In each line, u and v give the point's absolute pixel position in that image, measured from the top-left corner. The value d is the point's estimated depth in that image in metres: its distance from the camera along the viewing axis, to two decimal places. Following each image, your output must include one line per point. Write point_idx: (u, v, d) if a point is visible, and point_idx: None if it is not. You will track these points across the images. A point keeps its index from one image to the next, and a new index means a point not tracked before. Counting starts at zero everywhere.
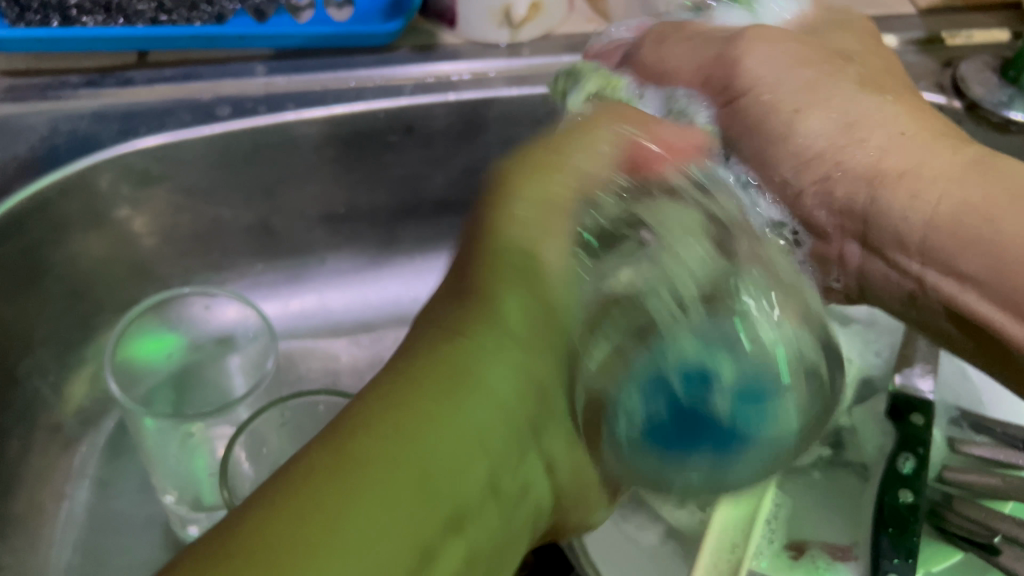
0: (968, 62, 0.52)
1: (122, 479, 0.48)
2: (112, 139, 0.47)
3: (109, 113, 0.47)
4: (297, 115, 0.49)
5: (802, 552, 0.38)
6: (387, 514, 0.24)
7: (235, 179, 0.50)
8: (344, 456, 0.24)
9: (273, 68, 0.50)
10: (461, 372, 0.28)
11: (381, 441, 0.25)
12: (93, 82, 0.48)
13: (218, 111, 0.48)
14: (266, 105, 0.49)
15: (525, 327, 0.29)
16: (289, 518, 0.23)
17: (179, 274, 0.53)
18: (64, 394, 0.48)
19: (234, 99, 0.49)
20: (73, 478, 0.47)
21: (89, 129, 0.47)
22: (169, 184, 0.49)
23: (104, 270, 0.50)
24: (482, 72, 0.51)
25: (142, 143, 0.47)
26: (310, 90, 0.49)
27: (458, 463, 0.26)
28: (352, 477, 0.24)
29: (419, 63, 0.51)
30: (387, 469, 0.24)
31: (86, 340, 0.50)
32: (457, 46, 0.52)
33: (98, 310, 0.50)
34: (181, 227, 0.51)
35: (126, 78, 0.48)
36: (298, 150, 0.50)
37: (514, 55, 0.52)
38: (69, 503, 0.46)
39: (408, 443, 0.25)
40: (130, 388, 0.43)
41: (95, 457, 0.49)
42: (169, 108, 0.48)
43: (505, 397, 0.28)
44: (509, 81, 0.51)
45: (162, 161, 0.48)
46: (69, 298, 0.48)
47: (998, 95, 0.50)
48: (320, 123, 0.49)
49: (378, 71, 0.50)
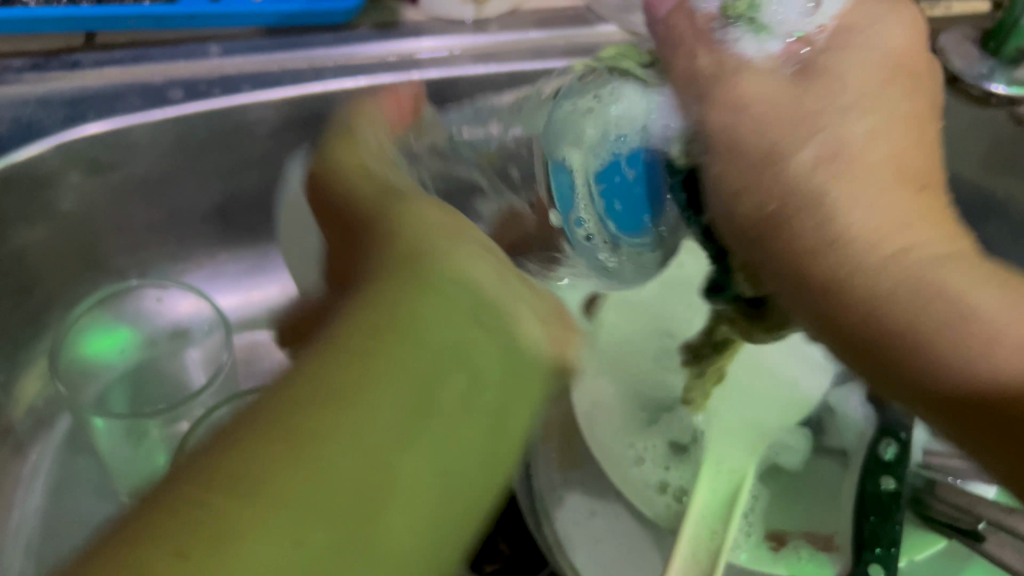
0: (948, 34, 0.50)
1: (75, 481, 0.46)
2: (58, 125, 0.44)
3: (55, 99, 0.45)
4: (252, 97, 0.47)
5: (783, 543, 0.37)
6: (304, 498, 0.22)
7: (190, 165, 0.48)
8: (238, 456, 0.22)
9: (228, 49, 0.47)
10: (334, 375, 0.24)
11: (325, 392, 0.24)
12: (38, 66, 0.45)
13: (171, 94, 0.46)
14: (221, 87, 0.47)
15: (451, 311, 0.26)
16: (185, 513, 0.21)
17: (135, 266, 0.51)
18: (15, 394, 0.47)
19: (187, 82, 0.47)
20: (27, 481, 0.46)
21: (33, 115, 0.44)
22: (120, 173, 0.47)
23: (54, 263, 0.47)
24: (447, 49, 0.49)
25: (90, 129, 0.45)
26: (265, 71, 0.47)
27: (393, 419, 0.24)
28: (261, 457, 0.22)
29: (381, 41, 0.49)
30: (279, 458, 0.22)
31: (38, 337, 0.48)
32: (420, 24, 0.50)
33: (49, 305, 0.48)
34: (135, 217, 0.49)
35: (72, 61, 0.46)
36: (254, 134, 0.48)
37: (480, 32, 0.50)
38: (23, 507, 0.45)
39: (298, 430, 0.23)
40: (81, 387, 0.41)
41: (49, 456, 0.47)
42: (119, 93, 0.46)
43: (436, 371, 0.25)
44: (475, 58, 0.49)
45: (112, 149, 0.46)
46: (19, 293, 0.46)
47: (978, 67, 0.48)
48: (278, 105, 0.47)
49: (337, 50, 0.48)
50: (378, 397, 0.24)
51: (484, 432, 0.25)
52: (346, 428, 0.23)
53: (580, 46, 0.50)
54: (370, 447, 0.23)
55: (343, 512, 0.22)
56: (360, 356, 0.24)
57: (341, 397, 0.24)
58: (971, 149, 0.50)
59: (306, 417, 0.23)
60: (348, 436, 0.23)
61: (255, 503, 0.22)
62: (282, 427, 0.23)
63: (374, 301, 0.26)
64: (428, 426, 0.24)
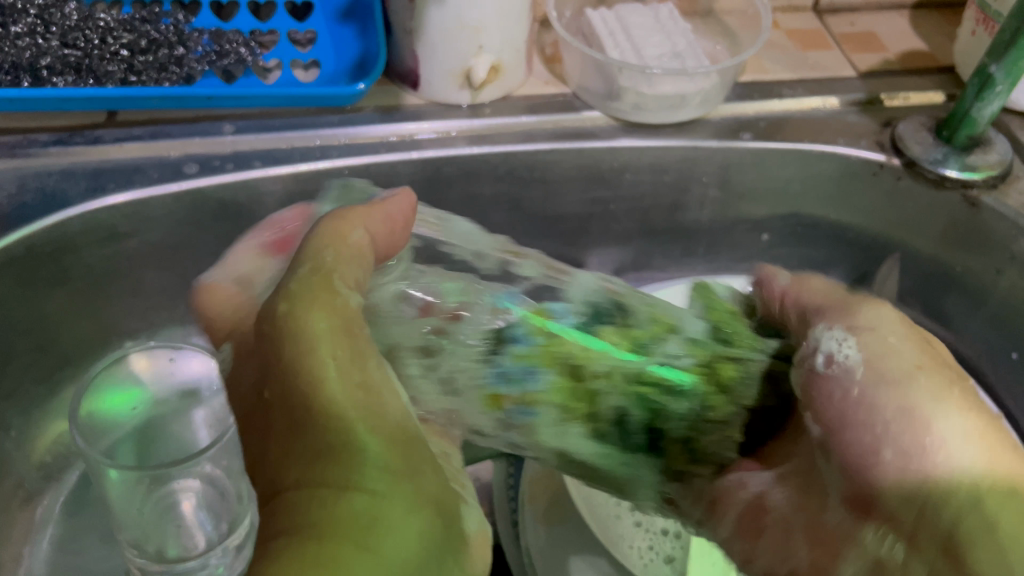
0: (906, 122, 0.55)
1: (84, 532, 0.49)
2: (81, 196, 0.48)
3: (78, 170, 0.48)
4: (263, 173, 0.50)
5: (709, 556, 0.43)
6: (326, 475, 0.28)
7: (203, 234, 0.52)
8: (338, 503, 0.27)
9: (240, 127, 0.51)
10: (375, 516, 0.27)
11: (315, 518, 0.26)
12: (62, 140, 0.48)
13: (186, 168, 0.50)
14: (233, 163, 0.50)
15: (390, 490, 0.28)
16: (295, 442, 0.28)
17: (145, 328, 0.54)
18: (28, 447, 0.50)
19: (202, 157, 0.50)
20: (35, 531, 0.49)
21: (57, 185, 0.48)
22: (136, 241, 0.50)
23: (70, 325, 0.50)
24: (445, 131, 0.53)
25: (110, 200, 0.48)
26: (276, 148, 0.51)
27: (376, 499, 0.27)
28: (328, 488, 0.27)
29: (383, 123, 0.53)
30: (322, 460, 0.28)
31: (51, 397, 0.51)
32: (420, 107, 0.54)
33: (63, 364, 0.51)
34: (149, 283, 0.52)
35: (95, 136, 0.49)
36: (265, 206, 0.51)
37: (475, 116, 0.54)
38: (30, 557, 0.48)
39: (325, 459, 0.28)
40: (93, 439, 0.43)
41: (57, 511, 0.50)
42: (137, 166, 0.49)
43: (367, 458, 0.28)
44: (469, 140, 0.53)
45: (130, 218, 0.49)
46: (35, 351, 0.49)
47: (933, 153, 0.53)
48: (285, 180, 0.51)
49: (342, 130, 0.52)
50: (323, 470, 0.28)
51: (413, 513, 0.28)
52: (377, 468, 0.28)
53: (568, 129, 0.54)
54: (361, 485, 0.27)
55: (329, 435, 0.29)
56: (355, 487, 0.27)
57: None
58: (930, 229, 0.54)
59: (302, 456, 0.28)
60: (343, 462, 0.28)
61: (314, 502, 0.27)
62: (329, 435, 0.29)
63: (337, 505, 0.27)
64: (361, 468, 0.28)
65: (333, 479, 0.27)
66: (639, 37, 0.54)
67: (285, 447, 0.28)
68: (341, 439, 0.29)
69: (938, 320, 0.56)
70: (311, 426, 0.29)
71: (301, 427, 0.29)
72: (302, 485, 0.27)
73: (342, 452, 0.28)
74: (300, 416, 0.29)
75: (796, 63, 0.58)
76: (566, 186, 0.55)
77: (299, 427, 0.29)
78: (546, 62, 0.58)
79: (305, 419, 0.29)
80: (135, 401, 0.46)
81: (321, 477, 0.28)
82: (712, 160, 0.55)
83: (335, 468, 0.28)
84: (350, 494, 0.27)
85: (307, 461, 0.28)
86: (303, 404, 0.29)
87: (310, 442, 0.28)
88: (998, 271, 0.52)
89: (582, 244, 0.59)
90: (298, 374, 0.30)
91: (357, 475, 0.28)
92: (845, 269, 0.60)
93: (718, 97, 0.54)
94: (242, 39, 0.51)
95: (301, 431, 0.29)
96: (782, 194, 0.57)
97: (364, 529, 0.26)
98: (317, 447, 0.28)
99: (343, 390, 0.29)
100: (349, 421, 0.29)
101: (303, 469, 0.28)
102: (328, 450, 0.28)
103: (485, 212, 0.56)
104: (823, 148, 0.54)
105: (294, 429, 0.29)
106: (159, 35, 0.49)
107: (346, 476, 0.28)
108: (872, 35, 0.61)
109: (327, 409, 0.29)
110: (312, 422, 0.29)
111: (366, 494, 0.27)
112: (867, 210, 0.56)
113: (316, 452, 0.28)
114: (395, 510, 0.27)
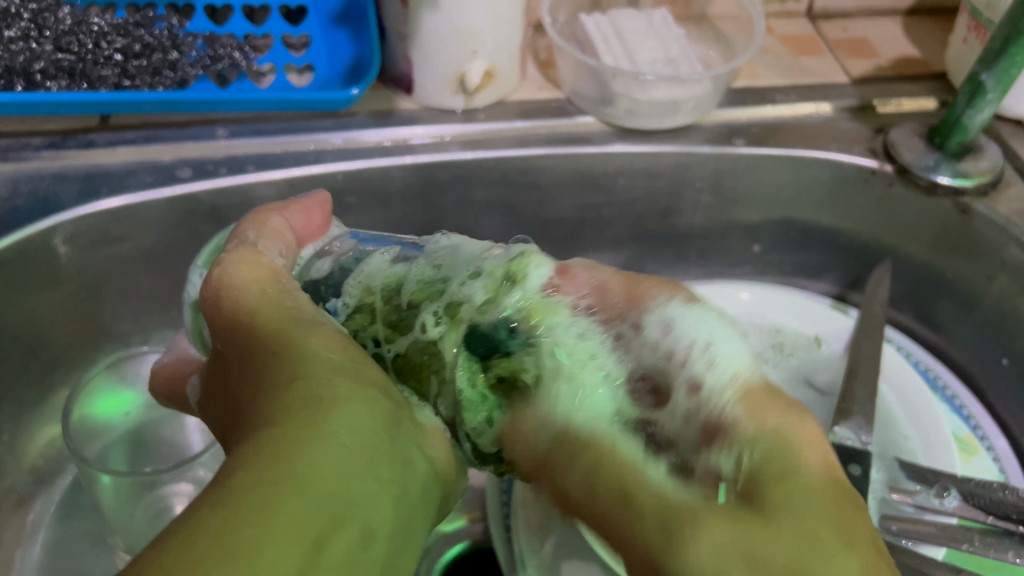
0: (898, 128, 0.55)
1: (76, 536, 0.49)
2: (74, 200, 0.48)
3: (71, 174, 0.48)
4: (256, 177, 0.50)
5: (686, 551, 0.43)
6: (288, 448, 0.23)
7: (196, 239, 0.52)
8: (303, 455, 0.23)
9: (234, 131, 0.51)
10: (327, 477, 0.23)
11: (265, 472, 0.22)
12: (55, 144, 0.49)
13: (179, 172, 0.50)
14: (227, 167, 0.50)
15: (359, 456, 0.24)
16: (276, 400, 0.26)
17: (137, 332, 0.54)
18: (19, 451, 0.50)
19: (195, 161, 0.50)
20: (26, 536, 0.49)
21: (50, 189, 0.48)
22: (129, 246, 0.50)
23: (62, 329, 0.50)
24: (438, 136, 0.53)
25: (103, 204, 0.48)
26: (269, 153, 0.51)
27: (334, 471, 0.23)
28: (291, 439, 0.23)
29: (378, 127, 0.53)
30: (295, 410, 0.25)
31: (43, 401, 0.51)
32: (414, 112, 0.54)
33: (56, 367, 0.51)
34: (141, 286, 0.52)
35: (88, 140, 0.49)
36: (258, 211, 0.51)
37: (469, 120, 0.54)
38: (22, 560, 0.48)
39: (300, 422, 0.24)
40: (85, 444, 0.43)
41: (49, 516, 0.50)
42: (130, 170, 0.49)
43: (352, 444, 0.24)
44: (463, 145, 0.53)
45: (123, 223, 0.49)
46: (28, 356, 0.49)
47: (925, 159, 0.53)
48: (279, 184, 0.51)
49: (336, 135, 0.52)
50: (289, 424, 0.24)
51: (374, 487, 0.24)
52: (334, 452, 0.23)
53: (561, 135, 0.54)
54: (333, 447, 0.24)
55: (300, 398, 0.25)
56: (317, 433, 0.24)
57: (207, 532, 0.20)
58: (922, 235, 0.55)
59: (277, 404, 0.25)
60: (304, 411, 0.25)
61: (261, 473, 0.22)
62: (303, 396, 0.25)
63: (264, 446, 0.23)
64: (334, 437, 0.24)
65: (296, 434, 0.24)
66: (632, 43, 0.54)
67: (256, 400, 0.26)
68: (310, 399, 0.25)
69: (929, 326, 0.57)
70: (291, 394, 0.26)
71: (297, 391, 0.26)
72: (256, 445, 0.23)
73: (298, 390, 0.26)
74: (269, 377, 0.27)
75: (789, 69, 0.58)
76: (559, 191, 0.55)
77: (270, 374, 0.27)
78: (540, 67, 0.58)
79: (282, 382, 0.26)
80: (128, 406, 0.46)
81: (289, 437, 0.23)
82: (705, 166, 0.55)
83: (303, 422, 0.24)
84: (313, 442, 0.23)
85: (280, 410, 0.25)
86: (271, 367, 0.28)
87: (285, 407, 0.25)
88: (989, 277, 0.52)
89: (576, 248, 0.59)
90: (293, 337, 0.29)
91: (329, 422, 0.24)
92: (838, 274, 0.60)
93: (711, 103, 0.54)
94: (236, 43, 0.51)
95: (258, 396, 0.26)
96: (774, 200, 0.57)
97: (321, 489, 0.22)
98: (297, 403, 0.25)
99: (329, 359, 0.27)
100: (324, 395, 0.26)
101: (256, 387, 0.27)
102: (297, 407, 0.25)
103: (479, 217, 0.56)
104: (816, 154, 0.55)
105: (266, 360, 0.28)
106: (152, 39, 0.49)
107: (326, 434, 0.24)
108: (865, 41, 0.61)
109: (301, 377, 0.26)
110: (280, 389, 0.26)
111: (332, 447, 0.23)
112: (858, 216, 0.57)
113: (293, 404, 0.25)
114: (331, 478, 0.23)
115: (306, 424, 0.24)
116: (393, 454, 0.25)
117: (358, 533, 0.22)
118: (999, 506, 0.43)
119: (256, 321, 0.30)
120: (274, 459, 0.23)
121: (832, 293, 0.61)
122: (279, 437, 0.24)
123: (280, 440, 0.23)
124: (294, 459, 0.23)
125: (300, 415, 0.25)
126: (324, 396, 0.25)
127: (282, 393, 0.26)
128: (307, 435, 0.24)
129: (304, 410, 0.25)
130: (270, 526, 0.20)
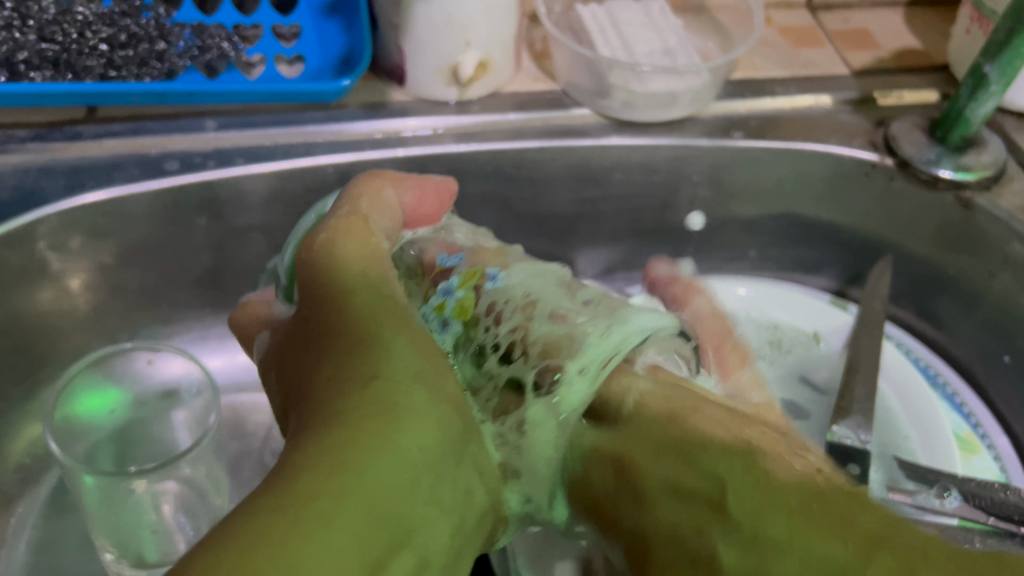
0: (899, 121, 0.54)
1: (63, 535, 0.48)
2: (59, 194, 0.47)
3: (56, 167, 0.47)
4: (245, 170, 0.49)
5: None
6: (352, 454, 0.25)
7: (185, 233, 0.51)
8: (371, 469, 0.24)
9: (223, 123, 0.50)
10: (379, 490, 0.24)
11: (333, 485, 0.23)
12: (40, 136, 0.47)
13: (167, 165, 0.49)
14: (215, 160, 0.49)
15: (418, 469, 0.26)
16: (341, 398, 0.26)
17: (126, 328, 0.53)
18: (5, 449, 0.49)
19: (183, 154, 0.49)
20: (11, 536, 0.48)
21: (35, 183, 0.47)
22: (116, 240, 0.49)
23: (48, 325, 0.49)
24: (431, 128, 0.52)
25: (88, 198, 0.47)
26: (259, 145, 0.50)
27: (396, 489, 0.25)
28: (364, 449, 0.25)
29: (369, 120, 0.52)
30: (374, 416, 0.26)
31: (29, 398, 0.50)
32: (406, 104, 0.53)
33: (42, 363, 0.50)
34: (130, 281, 0.51)
35: (74, 133, 0.48)
36: (248, 204, 0.51)
37: (462, 113, 0.53)
38: (7, 559, 0.47)
39: (372, 413, 0.26)
40: (70, 444, 0.42)
41: (34, 515, 0.49)
42: (117, 162, 0.48)
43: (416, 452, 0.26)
44: (456, 137, 0.52)
45: (110, 217, 0.48)
46: (13, 352, 0.48)
47: (927, 153, 0.52)
48: (268, 178, 0.50)
49: (327, 127, 0.51)
50: (367, 426, 0.25)
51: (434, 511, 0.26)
52: (396, 467, 0.25)
53: (557, 127, 0.53)
54: (399, 457, 0.25)
55: (369, 397, 0.26)
56: (364, 460, 0.24)
57: (270, 544, 0.21)
58: (922, 230, 0.54)
59: (356, 402, 0.26)
60: (382, 420, 0.26)
61: (326, 480, 0.23)
62: (378, 396, 0.26)
63: (331, 446, 0.24)
64: (401, 444, 0.26)
65: (361, 447, 0.25)
66: (630, 34, 0.53)
67: (327, 382, 0.28)
68: (379, 393, 0.27)
69: (930, 322, 0.56)
70: (367, 392, 0.27)
71: (370, 381, 0.27)
72: (318, 448, 0.24)
73: (369, 378, 0.27)
74: (346, 357, 0.28)
75: (789, 60, 0.57)
76: (555, 185, 0.54)
77: (357, 354, 0.28)
78: (535, 58, 0.57)
79: (365, 378, 0.27)
80: (113, 403, 0.45)
81: (356, 438, 0.25)
82: (703, 159, 0.54)
83: (377, 432, 0.25)
84: (375, 451, 0.25)
85: (353, 401, 0.26)
86: (334, 364, 0.28)
87: (341, 408, 0.26)
88: (991, 274, 0.51)
89: (572, 243, 0.58)
90: (388, 326, 0.30)
91: (399, 432, 0.26)
92: (838, 270, 0.59)
93: (709, 95, 0.53)
94: (224, 33, 0.50)
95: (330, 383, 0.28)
96: (774, 193, 0.56)
97: (380, 507, 0.24)
98: (374, 402, 0.26)
99: (407, 360, 0.28)
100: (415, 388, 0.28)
101: (332, 373, 0.28)
102: (369, 401, 0.26)
103: (473, 211, 0.55)
104: (816, 147, 0.54)
105: (355, 345, 0.29)
106: (139, 28, 0.48)
107: (406, 444, 0.26)
108: (866, 32, 0.60)
109: (377, 376, 0.27)
110: (349, 376, 0.27)
111: (393, 459, 0.25)
112: (859, 211, 0.56)
113: (372, 400, 0.26)
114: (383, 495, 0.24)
115: (384, 428, 0.26)
116: (450, 479, 0.27)
117: (415, 559, 0.24)
118: (999, 507, 0.42)
119: (335, 299, 0.32)
120: (344, 468, 0.24)
121: (831, 288, 0.60)
122: (341, 438, 0.25)
123: (341, 444, 0.25)
124: (356, 476, 0.24)
125: (369, 415, 0.26)
126: (397, 398, 0.27)
127: (346, 393, 0.27)
128: (373, 448, 0.25)
129: (382, 410, 0.26)
130: (328, 547, 0.22)
